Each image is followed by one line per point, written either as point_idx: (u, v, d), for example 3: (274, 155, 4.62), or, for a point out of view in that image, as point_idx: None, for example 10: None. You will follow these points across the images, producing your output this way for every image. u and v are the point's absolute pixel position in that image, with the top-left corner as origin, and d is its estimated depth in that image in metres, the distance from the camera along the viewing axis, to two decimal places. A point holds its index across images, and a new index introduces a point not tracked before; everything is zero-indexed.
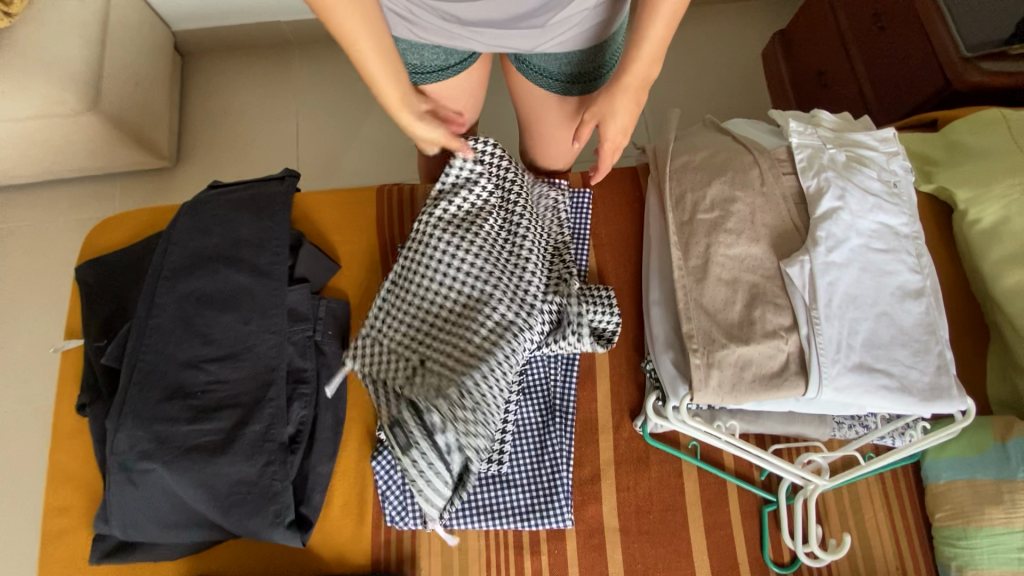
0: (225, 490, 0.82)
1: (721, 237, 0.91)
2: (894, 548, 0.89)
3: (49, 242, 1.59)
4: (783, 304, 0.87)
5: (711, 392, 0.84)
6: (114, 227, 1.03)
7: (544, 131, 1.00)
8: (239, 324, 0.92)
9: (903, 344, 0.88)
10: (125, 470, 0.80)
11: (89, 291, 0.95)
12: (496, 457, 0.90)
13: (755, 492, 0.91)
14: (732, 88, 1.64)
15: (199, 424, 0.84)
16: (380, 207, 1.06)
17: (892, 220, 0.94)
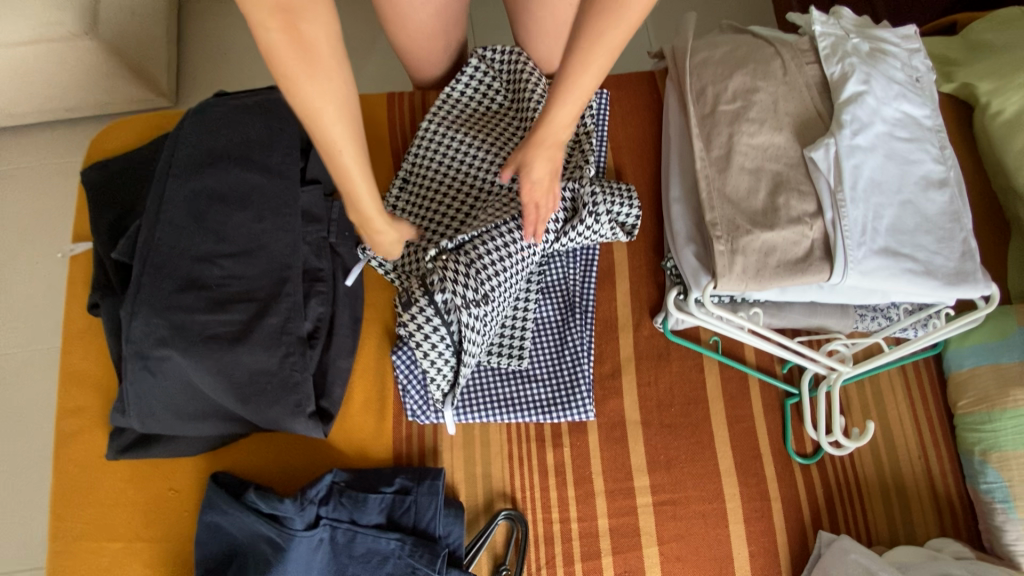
0: (244, 380, 0.81)
1: (744, 127, 0.90)
2: (916, 439, 0.89)
3: (47, 182, 1.55)
4: (808, 191, 0.86)
5: (735, 278, 0.83)
6: (116, 132, 1.00)
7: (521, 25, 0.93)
8: (252, 221, 0.90)
9: (927, 231, 0.87)
10: (141, 357, 0.78)
11: (96, 193, 0.93)
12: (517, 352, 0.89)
13: (777, 384, 0.91)
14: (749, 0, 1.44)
15: (215, 315, 0.82)
16: (392, 112, 1.03)
17: (915, 110, 0.92)
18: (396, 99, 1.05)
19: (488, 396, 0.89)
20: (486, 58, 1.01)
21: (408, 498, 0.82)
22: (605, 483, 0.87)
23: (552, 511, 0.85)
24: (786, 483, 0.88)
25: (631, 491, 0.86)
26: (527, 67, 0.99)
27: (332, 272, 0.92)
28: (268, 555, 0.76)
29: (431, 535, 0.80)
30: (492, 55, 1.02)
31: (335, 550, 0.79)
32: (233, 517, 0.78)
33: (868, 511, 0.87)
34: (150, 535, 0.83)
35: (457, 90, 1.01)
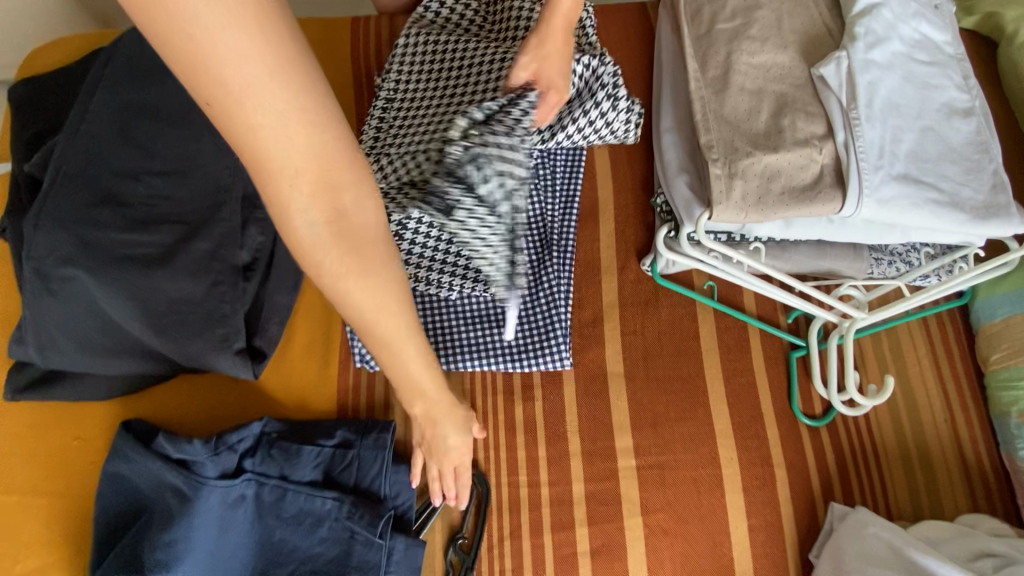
0: (162, 309, 0.70)
1: (744, 45, 0.80)
2: (941, 400, 0.77)
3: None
4: (816, 112, 0.75)
5: (733, 206, 0.73)
6: (47, 51, 0.90)
7: None
8: (189, 139, 0.80)
9: (952, 161, 0.76)
10: (42, 276, 0.67)
11: (16, 108, 0.82)
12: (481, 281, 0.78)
13: (781, 335, 0.80)
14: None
15: (134, 235, 0.71)
16: (355, 36, 0.93)
17: (934, 33, 0.83)
18: (360, 23, 0.95)
19: (455, 342, 0.78)
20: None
21: (350, 453, 0.70)
22: (581, 443, 0.75)
23: (519, 473, 0.74)
24: (792, 448, 0.75)
25: (612, 453, 0.74)
26: None
27: None
28: (172, 506, 0.65)
29: (375, 495, 0.69)
30: None
31: (261, 510, 0.68)
32: (143, 466, 0.67)
33: (889, 481, 0.75)
34: (47, 489, 0.71)
35: (427, 9, 0.91)
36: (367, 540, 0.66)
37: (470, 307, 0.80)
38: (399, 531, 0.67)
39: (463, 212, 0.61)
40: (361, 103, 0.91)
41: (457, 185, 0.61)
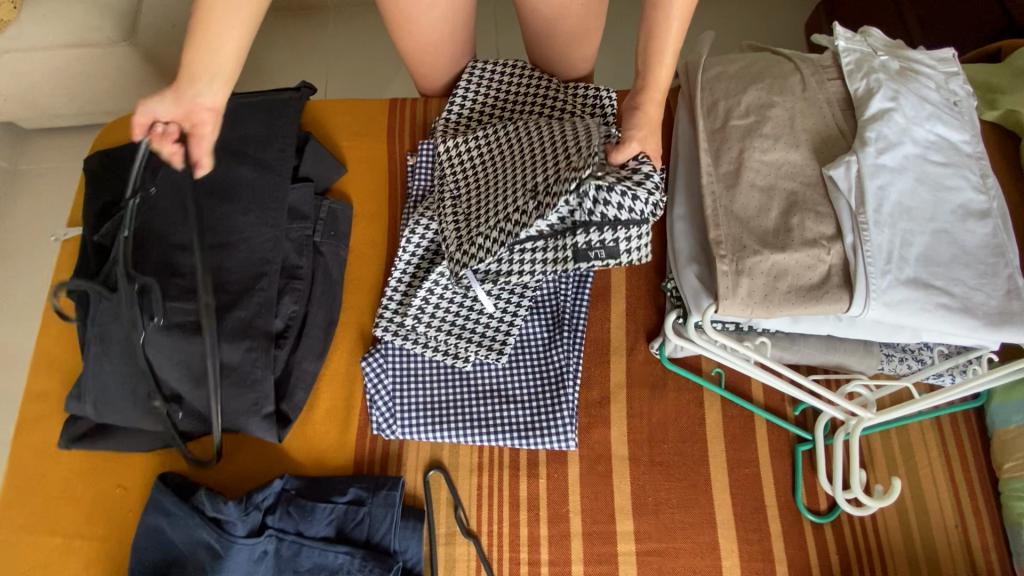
0: (202, 373, 0.78)
1: (756, 142, 0.83)
2: (953, 505, 0.76)
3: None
4: (825, 212, 0.78)
5: (739, 302, 0.75)
6: (120, 126, 1.01)
7: (552, 35, 0.92)
8: (237, 214, 0.88)
9: (965, 264, 0.77)
10: (102, 341, 0.76)
11: (93, 180, 0.93)
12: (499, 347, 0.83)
13: (788, 427, 0.81)
14: (773, 15, 1.36)
15: (185, 304, 0.80)
16: (392, 117, 1.02)
17: (951, 133, 0.84)
18: (398, 106, 1.03)
19: (464, 415, 0.82)
20: (478, 70, 1.00)
21: (362, 510, 0.75)
22: (582, 524, 0.78)
23: (521, 550, 0.77)
24: (794, 543, 0.76)
25: (612, 536, 0.77)
26: (545, 79, 0.98)
27: (311, 272, 0.88)
28: (202, 562, 0.70)
29: (386, 549, 0.74)
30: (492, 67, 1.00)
31: (279, 565, 0.72)
32: (176, 520, 0.72)
33: None
34: (88, 534, 0.78)
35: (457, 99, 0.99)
36: None
37: (483, 382, 0.84)
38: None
39: (620, 235, 0.78)
40: (393, 181, 0.98)
41: (620, 214, 0.76)
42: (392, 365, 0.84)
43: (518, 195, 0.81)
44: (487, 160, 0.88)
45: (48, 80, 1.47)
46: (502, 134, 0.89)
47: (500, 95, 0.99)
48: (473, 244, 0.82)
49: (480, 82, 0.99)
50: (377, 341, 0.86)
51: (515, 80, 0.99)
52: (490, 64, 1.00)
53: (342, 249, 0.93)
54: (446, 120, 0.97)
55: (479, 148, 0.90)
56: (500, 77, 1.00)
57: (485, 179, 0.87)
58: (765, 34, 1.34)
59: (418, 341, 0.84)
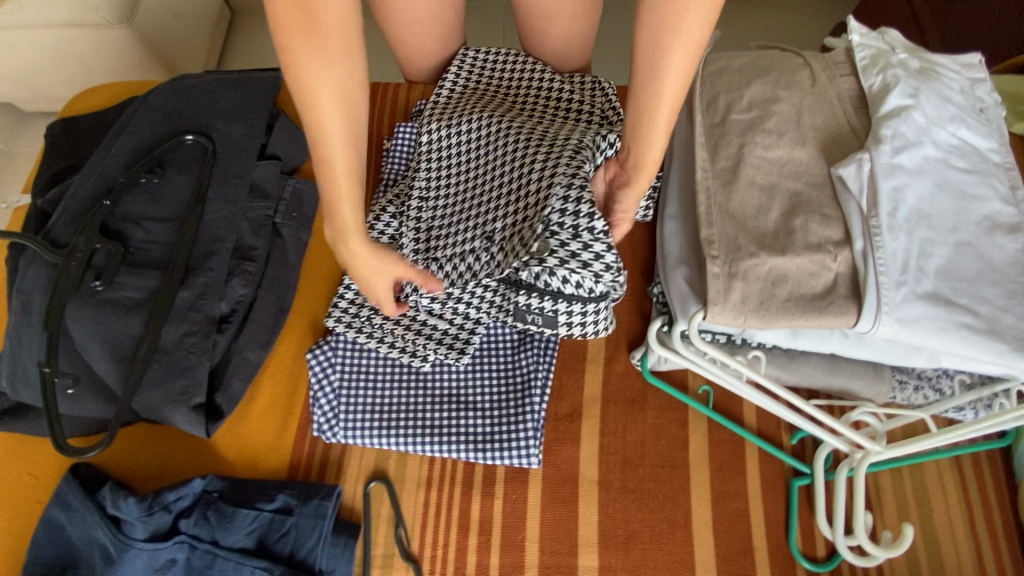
0: (128, 354, 0.70)
1: (758, 138, 0.76)
2: (975, 562, 0.65)
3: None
4: (832, 215, 0.69)
5: (730, 309, 0.66)
6: (93, 95, 0.96)
7: (540, 19, 0.87)
8: (194, 188, 0.82)
9: (992, 282, 0.68)
10: (24, 311, 0.69)
11: (49, 146, 0.89)
12: (459, 347, 0.75)
13: (783, 458, 0.70)
14: (786, 24, 1.30)
15: (119, 277, 0.73)
16: (373, 101, 0.96)
17: (976, 139, 0.76)
18: (380, 90, 0.97)
19: (416, 420, 0.73)
20: (470, 59, 0.94)
21: (288, 521, 0.66)
22: (539, 556, 0.67)
23: None
24: None
25: (572, 571, 0.67)
26: (539, 68, 0.93)
27: (266, 254, 0.82)
28: (98, 568, 0.61)
29: (310, 568, 0.65)
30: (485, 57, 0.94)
31: None
32: (77, 517, 0.64)
33: None
34: None
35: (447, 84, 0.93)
36: None
37: (440, 385, 0.75)
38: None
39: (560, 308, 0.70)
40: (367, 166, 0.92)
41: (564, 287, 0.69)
42: (341, 359, 0.76)
43: (489, 216, 0.71)
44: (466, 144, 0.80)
45: (44, 61, 1.46)
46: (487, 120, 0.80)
47: (491, 84, 0.93)
48: (438, 266, 0.74)
49: (470, 69, 0.93)
50: (329, 332, 0.78)
51: (509, 70, 0.93)
52: (489, 54, 0.94)
53: (304, 233, 0.86)
54: (433, 104, 0.90)
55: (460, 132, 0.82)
56: (495, 65, 0.94)
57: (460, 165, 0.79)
58: (779, 42, 1.28)
59: (371, 334, 0.76)
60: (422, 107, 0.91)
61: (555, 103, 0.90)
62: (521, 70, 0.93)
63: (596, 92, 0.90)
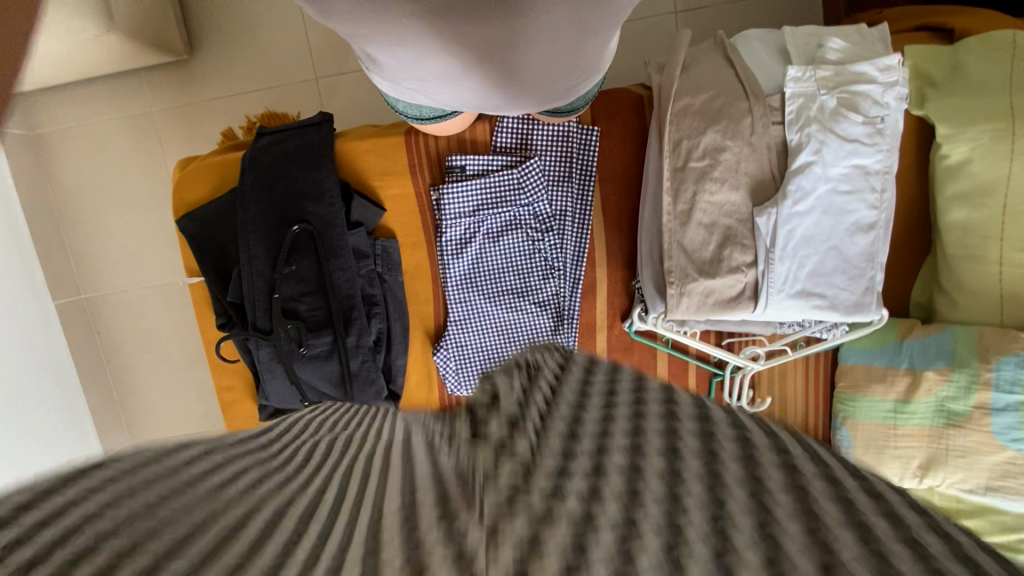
0: (337, 378, 1.21)
1: (707, 185, 1.07)
2: (804, 404, 1.27)
3: (121, 139, 1.84)
4: (749, 245, 1.07)
5: (680, 312, 1.11)
6: (190, 183, 1.24)
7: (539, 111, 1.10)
8: (319, 265, 1.18)
9: (842, 272, 1.09)
10: (270, 369, 1.20)
11: (194, 240, 1.21)
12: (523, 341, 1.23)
13: (709, 369, 1.26)
14: None
15: (311, 340, 1.19)
16: (412, 156, 1.23)
17: (865, 161, 1.05)
18: (413, 143, 1.23)
19: None
20: (466, 156, 1.20)
21: None
22: None
23: None
24: None
25: None
26: (535, 120, 1.17)
27: (383, 296, 1.25)
28: None
29: None
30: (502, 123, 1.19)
31: None
32: None
33: None
34: None
35: (470, 161, 1.19)
36: None
37: None
38: None
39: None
40: (425, 213, 1.25)
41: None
42: (453, 361, 1.26)
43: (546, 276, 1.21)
44: (481, 240, 1.21)
45: (43, 68, 1.51)
46: (476, 224, 1.20)
47: (508, 147, 1.20)
48: None
49: (475, 158, 1.19)
50: (441, 341, 1.27)
51: (522, 130, 1.18)
52: (510, 123, 1.18)
53: (399, 274, 1.27)
54: (439, 197, 1.20)
55: (479, 220, 1.20)
56: (507, 129, 1.19)
57: (477, 253, 1.22)
58: None
59: (469, 347, 1.25)
60: (450, 180, 1.20)
61: (564, 153, 1.18)
62: (534, 132, 1.18)
63: (589, 140, 1.17)
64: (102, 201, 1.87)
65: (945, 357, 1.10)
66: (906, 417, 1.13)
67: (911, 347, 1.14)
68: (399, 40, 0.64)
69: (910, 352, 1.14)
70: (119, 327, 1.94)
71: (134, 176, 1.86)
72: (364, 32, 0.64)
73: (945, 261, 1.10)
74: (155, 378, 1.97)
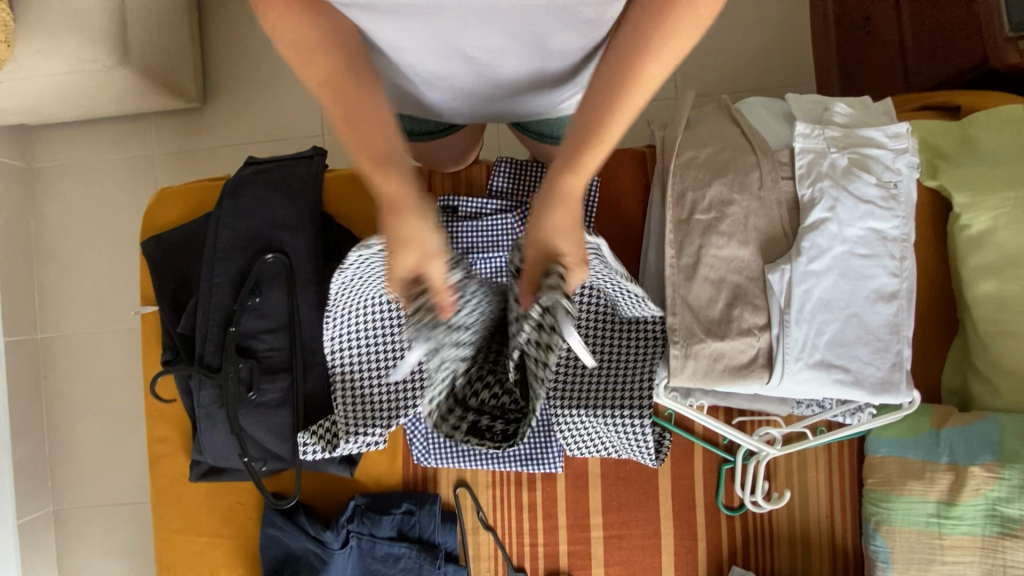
0: (287, 431, 1.05)
1: (714, 239, 0.99)
2: (827, 502, 1.09)
3: (117, 177, 1.81)
4: (761, 305, 0.97)
5: (685, 377, 0.98)
6: (163, 206, 1.15)
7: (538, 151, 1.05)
8: (286, 300, 1.07)
9: (866, 343, 0.97)
10: (208, 413, 1.03)
11: (155, 265, 1.11)
12: None
13: (717, 452, 1.09)
14: None
15: (263, 384, 1.04)
16: None
17: (881, 225, 0.98)
18: None
19: (480, 449, 1.07)
20: (460, 202, 1.11)
21: (413, 518, 1.09)
22: (568, 519, 1.11)
23: (525, 537, 1.11)
24: (712, 528, 1.10)
25: (586, 526, 1.11)
26: (535, 169, 1.13)
27: None
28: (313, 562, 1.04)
29: (432, 542, 1.09)
30: (500, 171, 1.14)
31: (363, 555, 1.07)
32: (288, 532, 1.05)
33: (775, 553, 1.10)
34: (224, 533, 1.13)
35: (462, 205, 1.10)
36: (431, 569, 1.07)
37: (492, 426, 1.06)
38: (450, 563, 1.09)
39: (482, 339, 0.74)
40: None
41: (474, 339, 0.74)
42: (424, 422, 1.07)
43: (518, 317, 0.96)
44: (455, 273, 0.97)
45: (47, 97, 1.50)
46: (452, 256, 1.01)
47: (505, 194, 1.13)
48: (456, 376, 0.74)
49: (469, 202, 1.10)
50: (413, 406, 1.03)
51: (520, 178, 1.13)
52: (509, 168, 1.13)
53: None
54: None
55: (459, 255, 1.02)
56: (505, 176, 1.13)
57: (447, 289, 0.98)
58: None
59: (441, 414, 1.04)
60: None
61: None
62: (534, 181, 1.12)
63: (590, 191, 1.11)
64: (82, 237, 1.80)
65: (990, 450, 0.95)
66: (950, 524, 0.96)
67: (951, 439, 0.98)
68: (425, 20, 0.61)
69: (950, 444, 0.98)
70: (70, 371, 1.78)
71: (123, 214, 1.80)
72: (383, 24, 0.62)
73: (977, 339, 0.99)
74: (96, 434, 1.76)
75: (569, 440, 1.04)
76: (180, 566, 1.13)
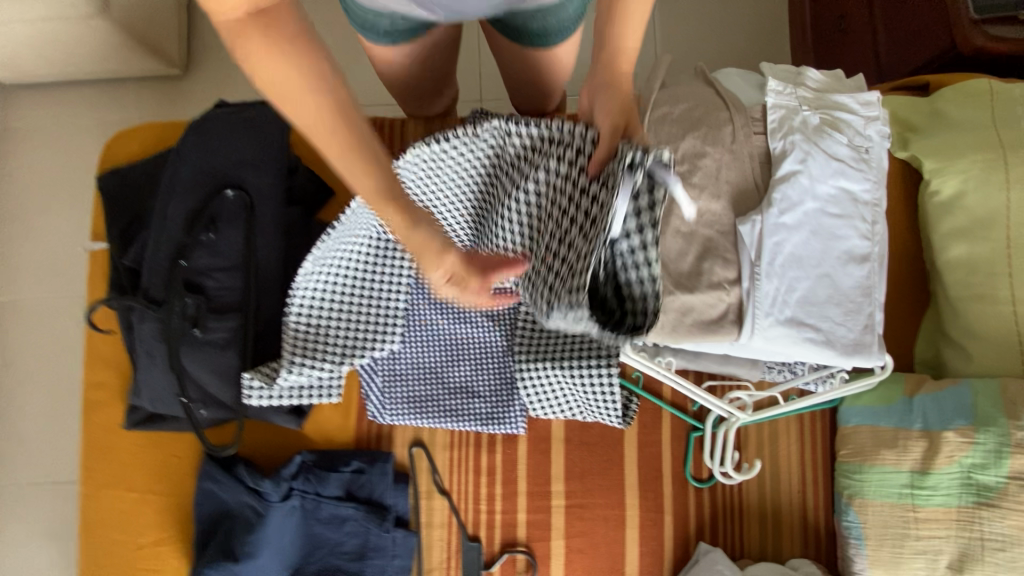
0: (233, 374, 0.99)
1: (685, 191, 0.97)
2: (799, 476, 1.04)
3: (89, 140, 1.77)
4: (731, 259, 0.95)
5: (653, 331, 0.94)
6: (123, 141, 1.12)
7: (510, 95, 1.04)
8: (243, 239, 1.02)
9: (837, 304, 0.95)
10: (149, 351, 0.97)
11: (108, 199, 1.06)
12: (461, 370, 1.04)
13: (686, 419, 1.05)
14: None
15: (211, 322, 0.99)
16: (376, 144, 1.15)
17: (852, 185, 0.97)
18: (378, 132, 1.15)
19: (440, 407, 1.04)
20: None
21: (362, 478, 1.01)
22: (528, 485, 1.05)
23: (482, 504, 1.05)
24: (679, 501, 1.05)
25: (548, 494, 1.05)
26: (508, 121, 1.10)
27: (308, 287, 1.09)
28: (249, 518, 0.96)
29: (382, 504, 1.01)
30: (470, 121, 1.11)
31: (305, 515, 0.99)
32: (225, 486, 0.97)
33: (744, 529, 1.04)
34: (158, 489, 1.05)
35: None
36: (378, 533, 1.00)
37: (453, 381, 1.05)
38: (400, 528, 1.02)
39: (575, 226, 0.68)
40: None
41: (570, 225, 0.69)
42: (382, 369, 1.04)
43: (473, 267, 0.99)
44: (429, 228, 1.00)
45: (21, 47, 1.47)
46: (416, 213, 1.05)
47: None
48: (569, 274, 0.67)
49: None
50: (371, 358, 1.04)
51: None
52: None
53: None
54: None
55: None
56: None
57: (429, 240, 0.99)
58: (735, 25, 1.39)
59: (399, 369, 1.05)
60: None
61: None
62: None
63: None
64: (47, 199, 1.74)
65: (965, 415, 0.91)
66: (925, 495, 0.91)
67: (924, 406, 0.95)
68: None
69: (924, 411, 0.94)
70: (17, 337, 1.68)
71: (92, 178, 1.76)
72: None
73: (948, 304, 0.97)
74: (40, 404, 1.66)
75: (532, 397, 1.00)
76: (104, 525, 1.04)
